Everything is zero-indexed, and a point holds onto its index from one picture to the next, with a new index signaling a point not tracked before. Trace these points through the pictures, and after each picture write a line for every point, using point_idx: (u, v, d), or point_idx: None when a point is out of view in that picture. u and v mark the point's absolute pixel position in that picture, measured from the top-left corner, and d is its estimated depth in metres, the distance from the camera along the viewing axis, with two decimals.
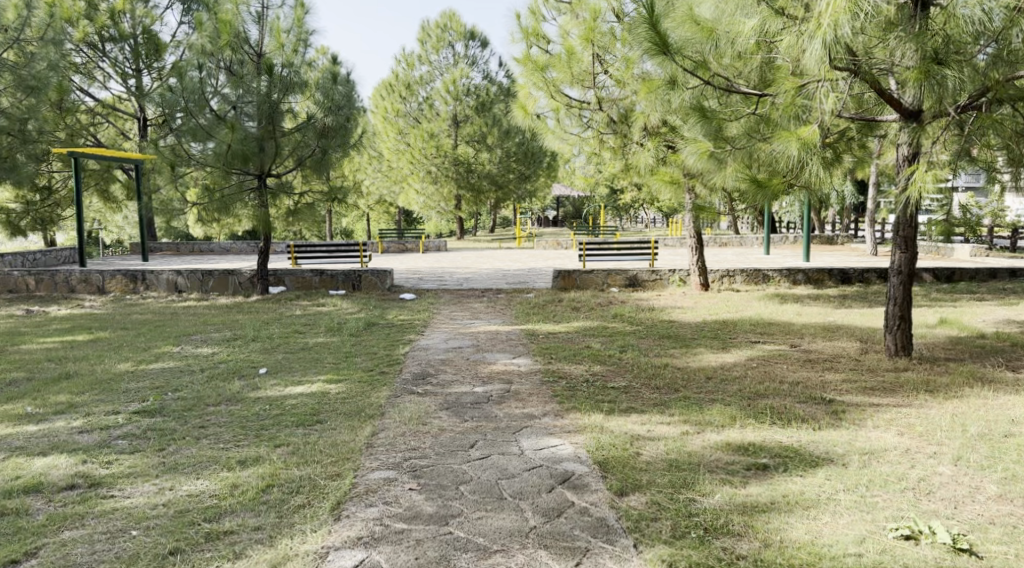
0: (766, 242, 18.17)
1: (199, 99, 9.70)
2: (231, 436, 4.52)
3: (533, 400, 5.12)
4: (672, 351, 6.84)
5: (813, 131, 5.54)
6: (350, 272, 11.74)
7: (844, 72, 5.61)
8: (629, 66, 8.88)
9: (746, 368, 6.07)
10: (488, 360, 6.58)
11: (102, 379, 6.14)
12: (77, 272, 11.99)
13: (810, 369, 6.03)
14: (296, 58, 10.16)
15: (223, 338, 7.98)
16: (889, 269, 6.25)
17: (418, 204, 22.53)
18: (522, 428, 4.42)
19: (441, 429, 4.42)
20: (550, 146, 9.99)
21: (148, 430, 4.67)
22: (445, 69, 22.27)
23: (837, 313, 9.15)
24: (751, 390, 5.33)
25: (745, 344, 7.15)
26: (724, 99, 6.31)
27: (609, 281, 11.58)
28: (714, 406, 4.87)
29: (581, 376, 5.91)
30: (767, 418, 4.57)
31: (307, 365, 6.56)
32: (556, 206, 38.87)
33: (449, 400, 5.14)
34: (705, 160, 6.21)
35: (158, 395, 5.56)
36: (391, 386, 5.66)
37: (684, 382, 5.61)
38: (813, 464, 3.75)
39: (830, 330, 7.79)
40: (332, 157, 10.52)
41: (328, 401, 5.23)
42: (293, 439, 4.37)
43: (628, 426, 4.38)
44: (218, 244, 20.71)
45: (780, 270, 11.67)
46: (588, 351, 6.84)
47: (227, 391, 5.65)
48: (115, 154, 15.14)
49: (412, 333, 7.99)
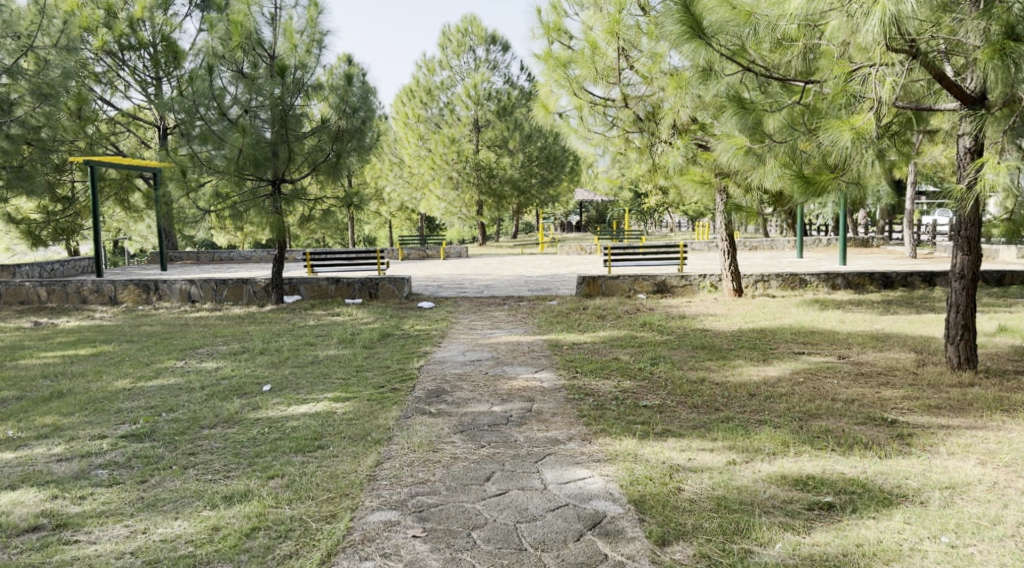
0: (798, 245, 17.51)
1: (209, 102, 9.34)
2: (223, 465, 4.08)
3: (557, 421, 4.61)
4: (708, 364, 6.29)
5: (867, 120, 4.94)
6: (367, 280, 11.32)
7: (901, 56, 5.01)
8: (657, 62, 8.39)
9: (792, 383, 5.51)
10: (509, 375, 6.08)
11: (97, 398, 5.74)
12: (88, 283, 11.69)
13: (864, 385, 5.45)
14: (310, 59, 9.76)
15: (230, 352, 7.57)
16: (949, 273, 5.66)
17: (440, 210, 21.96)
18: (545, 456, 3.91)
19: (453, 458, 3.92)
20: (573, 146, 9.43)
21: (134, 458, 4.26)
22: (467, 73, 21.79)
23: (883, 320, 8.52)
24: (800, 410, 4.77)
25: (788, 356, 6.58)
26: (761, 90, 5.79)
27: (637, 287, 11.04)
28: (761, 429, 4.33)
29: (609, 393, 5.38)
30: (825, 445, 4.02)
31: (315, 381, 6.12)
32: (579, 212, 38.28)
33: (465, 423, 4.64)
34: (741, 158, 5.65)
35: (150, 416, 5.14)
36: (403, 404, 5.18)
37: (725, 400, 5.07)
38: (885, 503, 3.21)
39: (880, 340, 7.19)
40: (347, 161, 10.08)
41: (332, 423, 4.77)
42: (289, 469, 3.90)
43: (667, 454, 3.84)
44: (238, 252, 20.50)
45: (818, 274, 11.06)
46: (616, 364, 6.32)
47: (225, 411, 5.21)
48: (132, 163, 14.85)
49: (427, 345, 7.51)
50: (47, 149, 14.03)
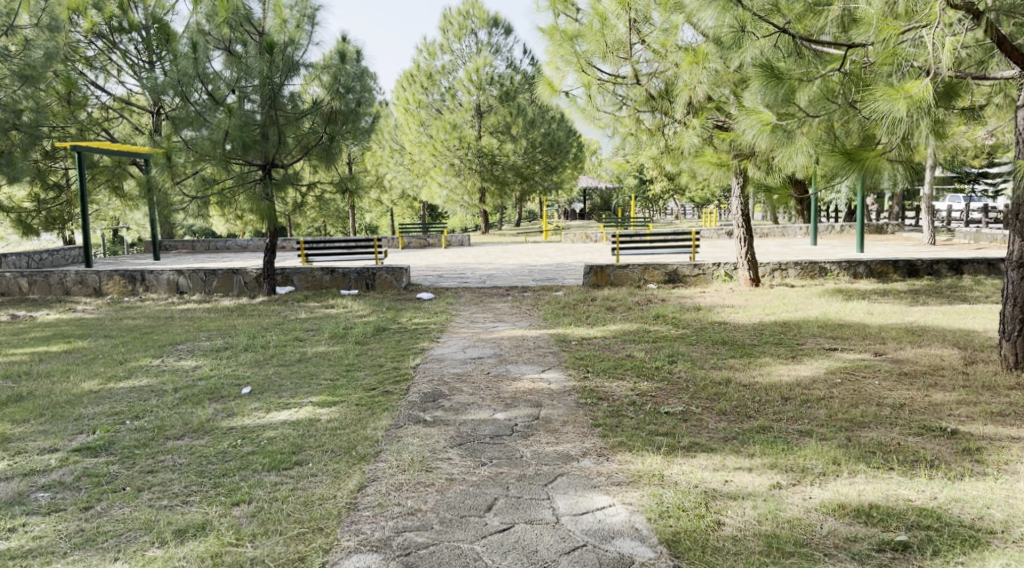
0: (811, 232, 16.91)
1: (194, 80, 8.68)
2: (182, 488, 3.52)
3: (568, 433, 4.04)
4: (732, 362, 5.73)
5: (923, 87, 4.26)
6: (363, 269, 10.72)
7: (959, 13, 4.36)
8: (671, 35, 7.69)
9: (829, 385, 4.95)
10: (512, 376, 5.50)
11: (59, 403, 5.18)
12: (71, 274, 11.15)
13: (911, 387, 4.88)
14: (301, 35, 9.07)
15: (212, 348, 7.01)
16: (1006, 261, 5.07)
17: (442, 198, 21.30)
18: (556, 478, 3.35)
19: (449, 481, 3.35)
20: (581, 128, 8.73)
21: (83, 478, 3.70)
22: (468, 56, 21.09)
23: (915, 312, 7.94)
24: (844, 418, 4.22)
25: (819, 353, 6.00)
26: (796, 57, 5.06)
27: (647, 277, 10.46)
28: (805, 443, 3.76)
29: (625, 396, 4.81)
30: (884, 463, 3.44)
31: (300, 382, 5.56)
32: (584, 199, 37.59)
33: (464, 434, 4.07)
34: (768, 135, 5.09)
35: (111, 425, 4.58)
36: (395, 411, 4.62)
37: (757, 406, 4.48)
38: (971, 546, 2.68)
39: (916, 334, 6.61)
40: (341, 145, 9.43)
41: (313, 434, 4.21)
42: (257, 492, 3.35)
43: (700, 477, 3.27)
44: (234, 241, 19.87)
45: (839, 262, 10.46)
46: (631, 362, 5.74)
47: (195, 418, 4.66)
48: (120, 148, 14.20)
49: (424, 341, 6.94)
50: (32, 133, 13.21)
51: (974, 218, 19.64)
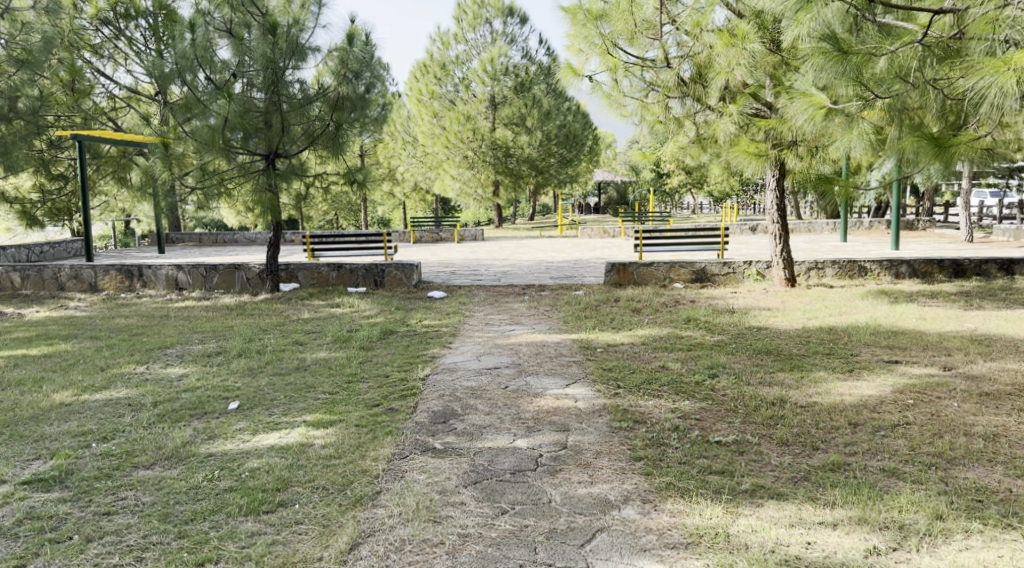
0: (841, 228, 16.11)
1: (194, 64, 8.03)
2: (140, 539, 2.91)
3: (604, 469, 3.39)
4: (782, 376, 5.06)
5: None
6: (371, 266, 10.09)
7: None
8: (705, 15, 6.88)
9: (902, 407, 4.28)
10: (534, 391, 4.85)
11: (22, 420, 4.57)
12: (66, 268, 10.60)
13: (999, 410, 4.22)
14: (306, 16, 8.33)
15: (202, 353, 6.39)
16: None
17: (454, 191, 20.60)
18: (595, 535, 2.76)
19: (462, 538, 2.77)
20: (605, 115, 8.02)
21: (26, 522, 3.10)
22: (483, 46, 20.36)
23: (973, 316, 7.25)
24: (931, 452, 3.55)
25: (879, 366, 5.33)
26: (859, 32, 4.26)
27: (672, 275, 9.77)
28: (897, 489, 3.10)
29: (665, 419, 4.16)
30: (1002, 520, 2.80)
31: (295, 395, 4.94)
32: (599, 193, 36.84)
33: (480, 469, 3.43)
34: (822, 121, 4.49)
35: (74, 450, 3.96)
36: (399, 436, 3.97)
37: (823, 435, 3.82)
38: None
39: (984, 344, 5.91)
40: (348, 134, 8.70)
41: (303, 464, 3.59)
42: (228, 550, 2.78)
43: (775, 536, 2.68)
44: (243, 233, 19.28)
45: (880, 261, 9.73)
46: (666, 376, 5.07)
47: (172, 440, 4.04)
48: (123, 137, 13.55)
49: (436, 347, 6.31)
50: (30, 120, 12.23)
51: (1007, 216, 18.89)
